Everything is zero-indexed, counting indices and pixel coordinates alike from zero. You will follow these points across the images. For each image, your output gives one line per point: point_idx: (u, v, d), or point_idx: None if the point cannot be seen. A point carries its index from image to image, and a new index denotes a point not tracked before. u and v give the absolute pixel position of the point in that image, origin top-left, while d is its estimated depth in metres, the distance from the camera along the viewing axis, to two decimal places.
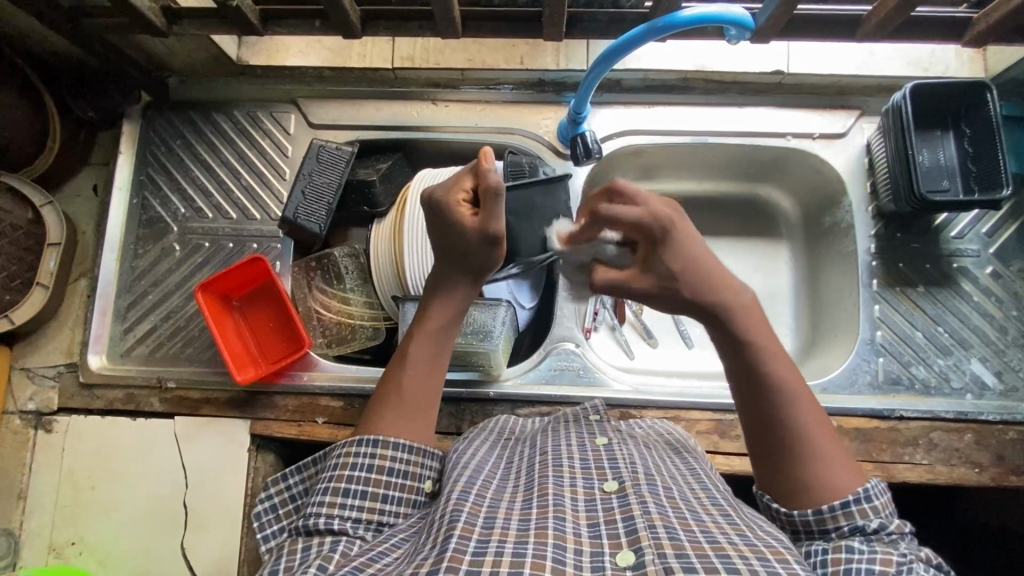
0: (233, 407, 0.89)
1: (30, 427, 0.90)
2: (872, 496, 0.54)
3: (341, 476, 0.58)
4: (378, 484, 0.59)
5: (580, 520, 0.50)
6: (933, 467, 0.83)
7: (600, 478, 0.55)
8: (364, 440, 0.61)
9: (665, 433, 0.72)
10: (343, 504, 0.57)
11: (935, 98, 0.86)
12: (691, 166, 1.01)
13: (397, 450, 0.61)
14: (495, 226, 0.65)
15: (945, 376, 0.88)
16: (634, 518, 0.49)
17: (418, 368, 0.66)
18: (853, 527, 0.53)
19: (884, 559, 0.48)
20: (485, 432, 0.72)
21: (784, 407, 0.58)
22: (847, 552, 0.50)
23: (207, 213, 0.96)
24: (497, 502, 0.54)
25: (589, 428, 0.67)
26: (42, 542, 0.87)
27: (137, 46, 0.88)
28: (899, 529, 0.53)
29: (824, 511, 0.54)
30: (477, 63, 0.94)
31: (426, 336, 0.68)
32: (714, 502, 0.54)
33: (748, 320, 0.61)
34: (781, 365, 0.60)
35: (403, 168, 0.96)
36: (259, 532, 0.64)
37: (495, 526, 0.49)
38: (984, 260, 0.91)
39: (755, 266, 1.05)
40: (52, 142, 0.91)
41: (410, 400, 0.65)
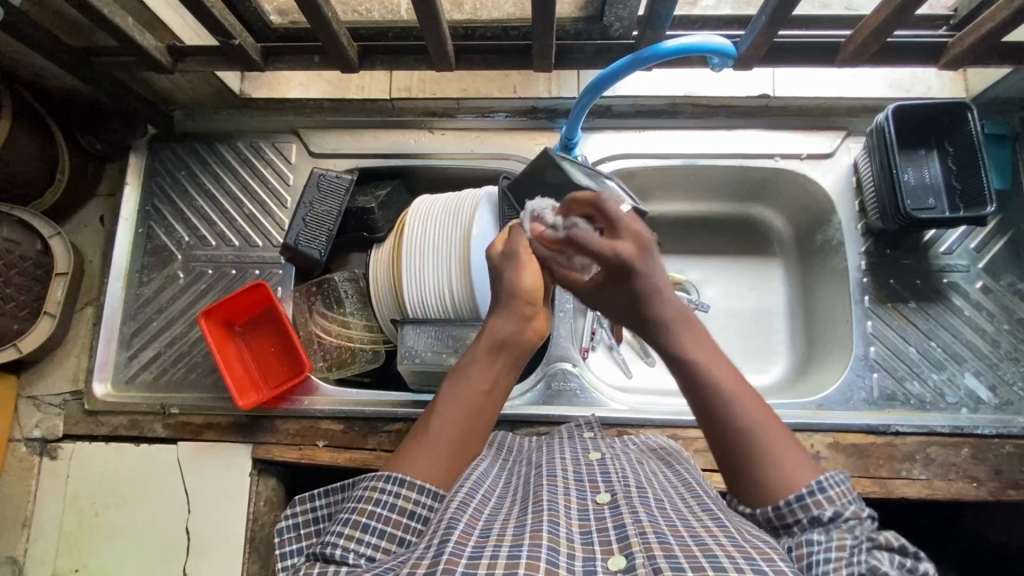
0: (236, 431, 0.90)
1: (36, 454, 0.91)
2: (825, 487, 0.52)
3: (364, 509, 0.54)
4: (398, 526, 0.54)
5: (574, 527, 0.51)
6: (931, 482, 0.83)
7: (593, 491, 0.57)
8: (392, 477, 0.56)
9: (657, 447, 0.74)
10: (361, 539, 0.53)
11: (916, 118, 0.88)
12: (683, 187, 1.04)
13: (421, 493, 0.56)
14: (519, 247, 0.73)
15: (940, 392, 0.88)
16: (625, 526, 0.50)
17: (464, 402, 0.64)
18: (810, 519, 0.52)
19: (839, 546, 0.48)
20: (481, 447, 0.73)
21: (732, 407, 0.59)
22: (808, 545, 0.50)
23: (210, 241, 0.98)
24: (493, 516, 0.55)
25: (583, 443, 0.69)
26: (46, 568, 0.87)
27: (144, 82, 0.91)
28: (855, 515, 0.51)
29: (782, 507, 0.53)
30: (472, 93, 0.97)
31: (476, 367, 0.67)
32: (704, 508, 0.55)
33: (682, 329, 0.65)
34: (725, 373, 0.62)
35: (402, 194, 0.98)
36: (278, 548, 0.62)
37: (491, 534, 0.50)
38: (974, 275, 0.92)
39: (748, 284, 1.06)
40: (61, 176, 0.94)
41: (447, 436, 0.61)
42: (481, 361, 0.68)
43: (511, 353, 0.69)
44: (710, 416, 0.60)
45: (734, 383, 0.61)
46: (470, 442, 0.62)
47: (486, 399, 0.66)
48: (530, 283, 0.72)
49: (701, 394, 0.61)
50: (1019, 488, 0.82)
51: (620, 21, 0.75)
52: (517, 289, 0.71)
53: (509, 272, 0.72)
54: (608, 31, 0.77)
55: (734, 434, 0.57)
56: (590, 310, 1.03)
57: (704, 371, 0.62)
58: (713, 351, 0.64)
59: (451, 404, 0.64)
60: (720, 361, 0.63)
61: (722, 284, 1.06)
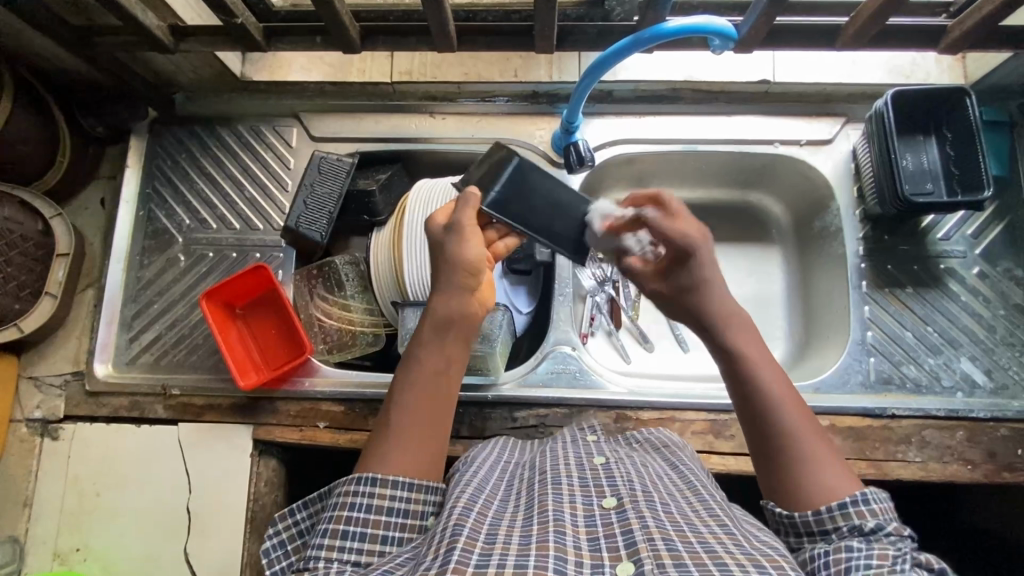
0: (236, 413, 0.91)
1: (37, 434, 0.92)
2: (870, 500, 0.54)
3: (340, 516, 0.57)
4: (378, 525, 0.58)
5: (581, 535, 0.52)
6: (926, 465, 0.84)
7: (599, 495, 0.57)
8: (363, 478, 0.59)
9: (660, 445, 0.74)
10: (342, 545, 0.56)
11: (915, 104, 0.88)
12: (683, 174, 1.04)
13: (396, 487, 0.59)
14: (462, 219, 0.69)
15: (936, 375, 0.89)
16: (633, 532, 0.50)
17: (424, 384, 0.66)
18: (851, 528, 0.53)
19: (880, 553, 0.50)
20: (484, 448, 0.74)
21: (778, 414, 0.61)
22: (847, 551, 0.50)
23: (211, 224, 0.99)
24: (498, 521, 0.55)
25: (587, 448, 0.69)
26: (47, 548, 0.88)
27: (146, 63, 0.91)
28: (897, 531, 0.53)
29: (822, 512, 0.55)
30: (474, 77, 0.99)
31: (428, 353, 0.67)
32: (710, 512, 0.56)
33: (731, 328, 0.67)
34: (774, 377, 0.63)
35: (402, 179, 0.99)
36: (267, 568, 0.64)
37: (497, 542, 0.51)
38: (971, 261, 0.93)
39: (746, 271, 1.07)
40: (62, 157, 0.94)
41: (409, 427, 0.63)
42: (431, 341, 0.67)
43: (461, 330, 0.69)
44: (755, 420, 0.62)
45: (783, 386, 0.63)
46: (435, 425, 0.64)
47: (439, 377, 0.66)
48: (474, 253, 0.68)
49: (753, 401, 0.63)
50: (1013, 471, 0.83)
51: (622, 5, 0.75)
52: (460, 262, 0.68)
53: (453, 248, 0.69)
54: (609, 14, 0.77)
55: (781, 439, 0.60)
56: (589, 296, 1.05)
57: (757, 376, 0.63)
58: (765, 354, 0.65)
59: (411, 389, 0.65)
60: (769, 365, 0.64)
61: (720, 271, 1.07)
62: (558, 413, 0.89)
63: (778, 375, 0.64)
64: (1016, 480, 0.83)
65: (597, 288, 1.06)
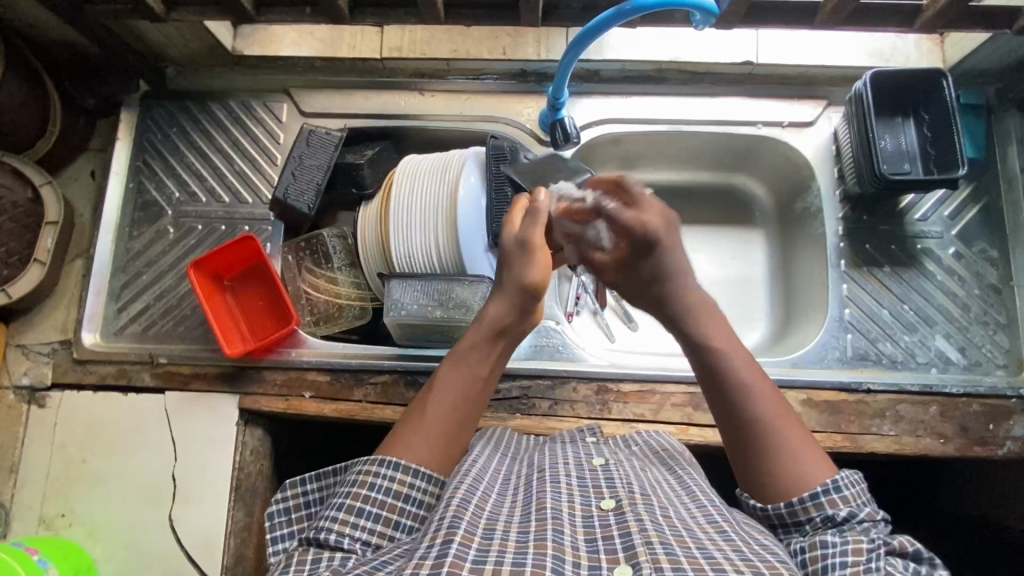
0: (223, 381, 0.91)
1: (24, 401, 0.92)
2: (841, 487, 0.55)
3: (357, 494, 0.56)
4: (393, 510, 0.56)
5: (579, 535, 0.52)
6: (900, 438, 0.85)
7: (597, 496, 0.57)
8: (386, 461, 0.58)
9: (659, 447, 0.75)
10: (355, 523, 0.55)
11: (893, 85, 0.90)
12: (668, 155, 1.05)
13: (417, 476, 0.58)
14: (532, 236, 0.73)
15: (911, 352, 0.91)
16: (632, 535, 0.50)
17: (460, 386, 0.67)
18: (824, 518, 0.55)
19: (856, 549, 0.50)
20: (483, 441, 0.74)
21: (745, 396, 0.62)
22: (823, 548, 0.52)
23: (201, 197, 0.99)
24: (495, 516, 0.55)
25: (586, 448, 0.71)
26: (33, 514, 0.89)
27: (138, 35, 0.92)
28: (869, 517, 0.54)
29: (795, 504, 0.56)
30: (463, 54, 0.98)
31: (472, 355, 0.69)
32: (710, 520, 0.55)
33: (702, 315, 0.69)
34: (740, 361, 0.65)
35: (391, 155, 1.00)
36: (270, 532, 0.63)
37: (495, 537, 0.51)
38: (947, 242, 0.95)
39: (730, 253, 1.09)
40: (53, 127, 0.94)
41: (443, 422, 0.63)
42: (481, 347, 0.69)
43: (507, 341, 0.72)
44: (722, 405, 0.63)
45: (749, 369, 0.64)
46: (466, 430, 0.65)
47: (484, 386, 0.69)
48: (540, 276, 0.72)
49: (725, 394, 0.63)
50: (985, 445, 0.85)
51: None
52: (527, 280, 0.71)
53: (522, 265, 0.72)
54: None
55: (746, 423, 0.61)
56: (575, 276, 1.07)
57: (721, 361, 0.65)
58: (730, 337, 0.67)
59: (451, 387, 0.66)
60: (735, 348, 0.66)
61: (705, 252, 1.09)
62: (541, 384, 0.90)
63: (749, 362, 0.65)
64: (988, 454, 0.85)
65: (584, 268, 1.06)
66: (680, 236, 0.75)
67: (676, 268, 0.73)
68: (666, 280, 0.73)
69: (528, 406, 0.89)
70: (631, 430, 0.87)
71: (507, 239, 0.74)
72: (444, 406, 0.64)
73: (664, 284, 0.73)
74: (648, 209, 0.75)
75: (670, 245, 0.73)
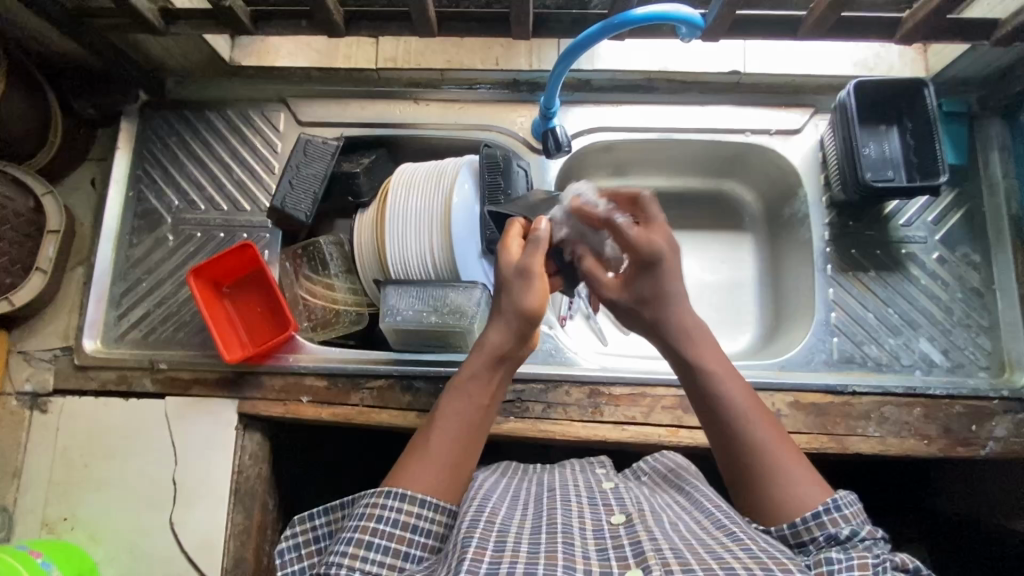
0: (222, 386, 0.93)
1: (26, 407, 0.94)
2: (841, 506, 0.58)
3: (366, 527, 0.58)
4: (402, 541, 0.59)
5: (589, 547, 0.55)
6: (885, 439, 0.87)
7: (609, 513, 0.60)
8: (392, 492, 0.61)
9: (668, 466, 0.77)
10: (365, 556, 0.57)
11: (876, 94, 0.92)
12: (658, 162, 1.08)
13: (423, 507, 0.61)
14: (532, 264, 0.72)
15: (895, 355, 0.93)
16: (641, 543, 0.53)
17: (465, 416, 0.68)
18: (827, 537, 0.56)
19: (861, 564, 0.51)
20: (493, 469, 0.76)
21: (744, 424, 0.64)
22: (827, 564, 0.52)
23: (200, 205, 1.01)
24: (508, 527, 0.57)
25: (596, 474, 0.73)
26: (36, 518, 0.90)
27: (137, 47, 0.93)
28: (870, 535, 0.56)
29: (797, 523, 0.58)
30: (456, 65, 1.01)
31: (477, 384, 0.69)
32: (718, 526, 0.58)
33: (697, 344, 0.71)
34: (737, 390, 0.67)
35: (386, 163, 1.02)
36: (281, 568, 0.64)
37: (505, 548, 0.53)
38: (931, 247, 0.97)
39: (719, 257, 1.11)
40: (54, 137, 0.96)
41: (446, 453, 0.65)
42: (482, 375, 0.70)
43: (508, 365, 0.72)
44: (722, 436, 0.65)
45: (746, 398, 0.66)
46: (471, 457, 0.67)
47: (485, 414, 0.69)
48: (539, 306, 0.71)
49: (723, 425, 0.65)
50: (967, 445, 0.87)
51: None
52: (524, 309, 0.71)
53: (520, 292, 0.71)
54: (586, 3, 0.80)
55: (746, 451, 0.63)
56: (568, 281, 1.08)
57: (719, 391, 0.67)
58: (725, 365, 0.69)
59: (453, 417, 0.67)
60: (730, 377, 0.68)
61: (695, 257, 1.11)
62: (534, 387, 0.92)
63: (744, 392, 0.67)
64: (970, 455, 0.87)
65: None
66: (681, 260, 0.74)
67: (677, 293, 0.73)
68: (664, 303, 0.73)
69: (521, 410, 0.91)
70: (622, 432, 0.89)
71: (504, 265, 0.74)
72: (448, 439, 0.66)
73: (660, 308, 0.73)
74: (653, 231, 0.74)
75: (670, 266, 0.73)
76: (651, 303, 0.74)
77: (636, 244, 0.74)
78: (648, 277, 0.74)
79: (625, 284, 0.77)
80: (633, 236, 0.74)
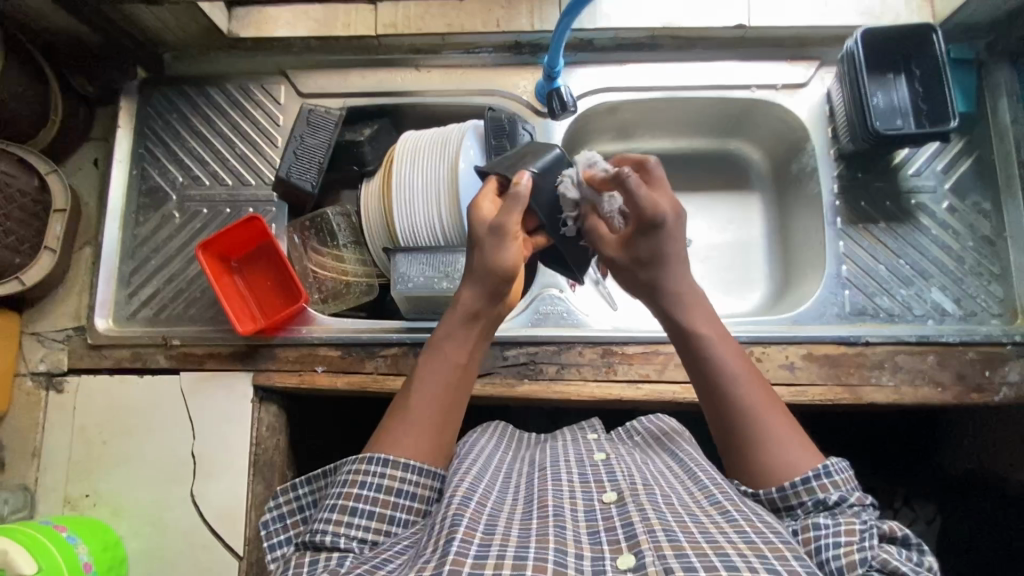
0: (236, 360, 0.93)
1: (42, 387, 0.94)
2: (831, 472, 0.58)
3: (349, 493, 0.59)
4: (386, 504, 0.59)
5: (580, 528, 0.54)
6: (899, 388, 0.88)
7: (600, 490, 0.59)
8: (374, 458, 0.61)
9: (658, 426, 0.79)
10: (350, 523, 0.58)
11: (884, 42, 0.91)
12: (663, 122, 1.07)
13: (407, 471, 0.61)
14: (507, 222, 0.71)
15: (907, 305, 0.93)
16: (633, 525, 0.52)
17: (443, 372, 0.68)
18: (815, 502, 0.57)
19: (849, 530, 0.52)
20: (485, 436, 0.77)
21: (736, 389, 0.65)
22: (815, 529, 0.53)
23: (204, 181, 1.01)
24: (497, 513, 0.57)
25: (587, 446, 0.73)
26: (58, 495, 0.91)
27: (133, 22, 0.92)
28: (860, 501, 0.56)
29: (787, 488, 0.58)
30: (457, 28, 0.98)
31: (452, 343, 0.70)
32: (713, 501, 0.57)
33: (690, 309, 0.71)
34: (727, 351, 0.67)
35: (390, 133, 1.02)
36: (266, 541, 0.65)
37: (496, 533, 0.53)
38: (940, 196, 0.96)
39: (726, 218, 1.10)
40: (55, 116, 0.95)
41: (431, 413, 0.66)
42: (459, 332, 0.71)
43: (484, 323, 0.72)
44: (715, 403, 0.65)
45: (737, 362, 0.67)
46: (452, 419, 0.67)
47: (463, 374, 0.69)
48: (512, 259, 0.71)
49: (710, 380, 0.66)
50: (981, 391, 0.87)
51: None
52: (497, 267, 0.70)
53: (493, 250, 0.71)
54: None
55: (739, 416, 0.63)
56: None
57: (708, 350, 0.68)
58: (719, 330, 0.69)
59: (429, 380, 0.68)
60: (722, 340, 0.69)
61: (701, 217, 1.11)
62: (548, 350, 0.92)
63: (733, 351, 0.68)
64: (984, 401, 0.87)
65: None
66: (684, 228, 0.74)
67: (677, 254, 0.73)
68: (663, 265, 0.73)
69: (535, 371, 0.91)
70: (636, 390, 0.90)
71: (476, 223, 0.73)
72: (428, 397, 0.66)
73: (658, 268, 0.73)
74: (662, 195, 0.74)
75: (671, 230, 0.72)
76: (649, 264, 0.74)
77: (643, 207, 0.71)
78: (649, 239, 0.73)
79: (625, 243, 0.76)
80: (642, 198, 0.71)
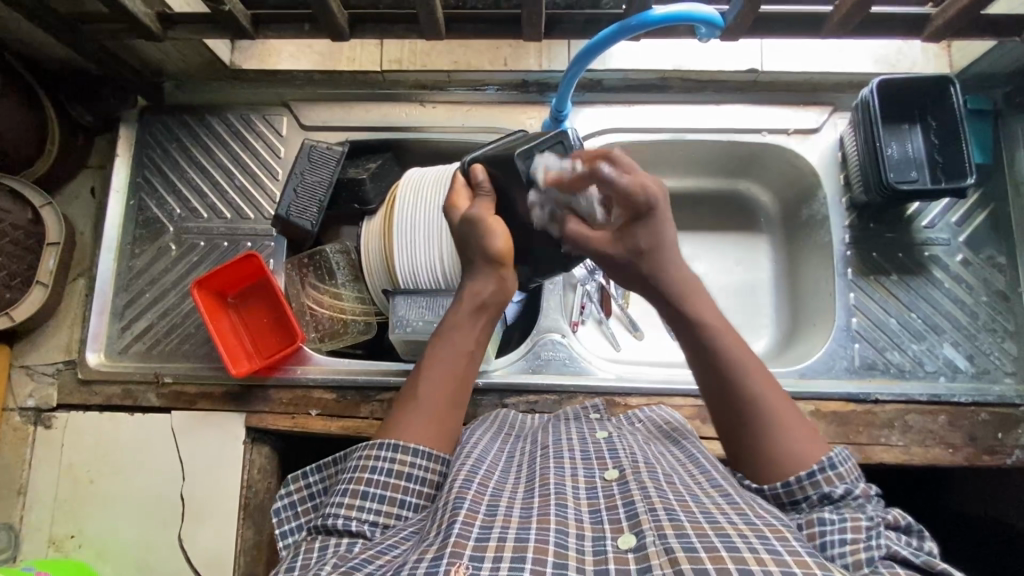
0: (228, 400, 0.91)
1: (30, 423, 0.92)
2: (836, 464, 0.56)
3: (361, 478, 0.57)
4: (397, 488, 0.57)
5: (582, 507, 0.51)
6: (909, 448, 0.85)
7: (601, 468, 0.57)
8: (385, 444, 0.59)
9: (664, 423, 0.74)
10: (362, 506, 0.56)
11: (900, 94, 0.90)
12: (672, 162, 1.04)
13: (416, 455, 0.59)
14: (478, 211, 0.70)
15: (918, 361, 0.91)
16: (634, 503, 0.50)
17: (448, 363, 0.66)
18: (821, 496, 0.55)
19: (855, 526, 0.50)
20: (482, 424, 0.73)
21: (739, 376, 0.61)
22: (820, 523, 0.51)
23: (202, 213, 0.99)
24: (500, 492, 0.55)
25: (590, 424, 0.69)
26: (43, 535, 0.89)
27: (134, 51, 0.91)
28: (864, 493, 0.55)
29: (792, 483, 0.56)
30: (464, 65, 0.97)
31: (461, 329, 0.69)
32: (715, 484, 0.55)
33: (691, 295, 0.66)
34: (729, 339, 0.63)
35: (393, 167, 0.99)
36: (277, 529, 0.63)
37: (498, 513, 0.51)
38: (955, 248, 0.94)
39: (734, 259, 1.08)
40: (51, 142, 0.94)
41: (435, 400, 0.64)
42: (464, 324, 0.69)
43: (493, 314, 0.71)
44: (719, 394, 0.62)
45: (739, 348, 0.63)
46: (459, 407, 0.65)
47: (469, 362, 0.68)
48: (500, 242, 0.70)
49: (714, 372, 0.62)
50: (993, 454, 0.85)
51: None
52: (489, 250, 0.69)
53: (479, 236, 0.70)
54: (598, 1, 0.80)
55: (743, 407, 0.60)
56: (580, 285, 1.04)
57: (711, 339, 0.63)
58: (720, 318, 0.65)
59: (437, 367, 0.66)
60: (726, 328, 0.64)
61: (708, 258, 1.08)
62: (548, 399, 0.90)
63: (735, 337, 0.63)
64: (996, 463, 0.85)
65: (588, 276, 1.04)
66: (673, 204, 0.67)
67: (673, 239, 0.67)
68: (661, 252, 0.67)
69: None
70: None
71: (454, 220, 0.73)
72: (434, 388, 0.64)
73: (656, 255, 0.67)
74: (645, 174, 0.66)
75: (663, 211, 0.66)
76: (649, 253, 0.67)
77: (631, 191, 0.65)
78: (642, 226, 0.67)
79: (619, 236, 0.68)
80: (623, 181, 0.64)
